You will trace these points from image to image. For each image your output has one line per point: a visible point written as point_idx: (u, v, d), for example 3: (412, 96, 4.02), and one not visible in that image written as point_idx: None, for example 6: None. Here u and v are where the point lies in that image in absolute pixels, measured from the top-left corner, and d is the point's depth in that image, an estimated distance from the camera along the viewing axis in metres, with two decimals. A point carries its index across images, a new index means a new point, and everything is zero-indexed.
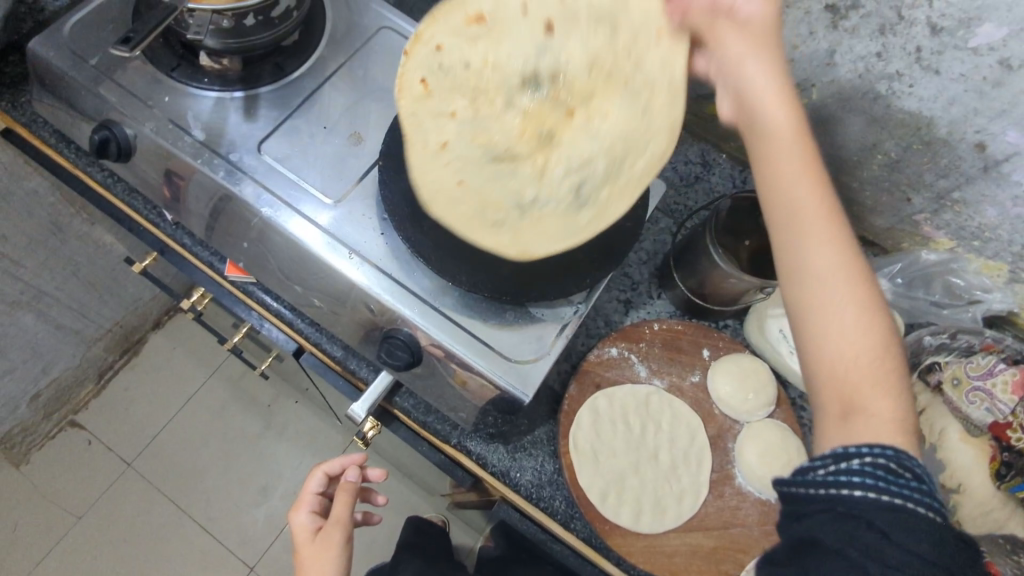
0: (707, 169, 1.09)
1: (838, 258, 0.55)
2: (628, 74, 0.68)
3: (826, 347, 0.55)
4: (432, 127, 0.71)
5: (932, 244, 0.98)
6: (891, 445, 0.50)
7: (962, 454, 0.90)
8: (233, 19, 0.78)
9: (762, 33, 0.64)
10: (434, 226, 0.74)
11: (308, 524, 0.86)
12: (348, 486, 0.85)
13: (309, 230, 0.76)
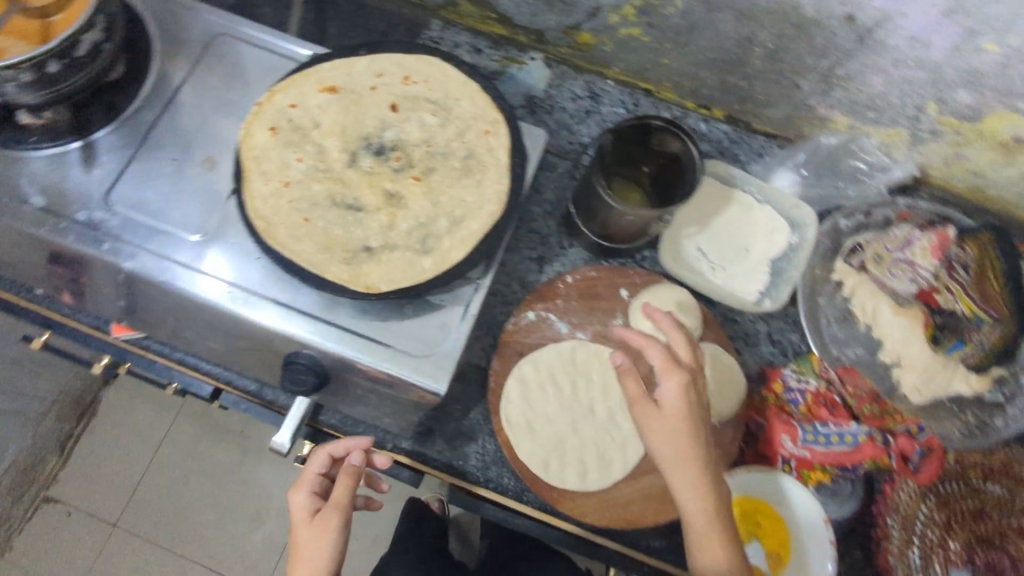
0: (596, 101, 1.05)
1: None
2: (465, 125, 0.79)
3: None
4: (274, 169, 0.74)
5: (830, 126, 0.95)
6: None
7: (897, 328, 0.89)
8: (34, 71, 0.69)
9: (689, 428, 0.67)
10: (306, 239, 0.71)
11: (308, 510, 0.69)
12: (351, 468, 0.69)
13: (214, 284, 0.72)
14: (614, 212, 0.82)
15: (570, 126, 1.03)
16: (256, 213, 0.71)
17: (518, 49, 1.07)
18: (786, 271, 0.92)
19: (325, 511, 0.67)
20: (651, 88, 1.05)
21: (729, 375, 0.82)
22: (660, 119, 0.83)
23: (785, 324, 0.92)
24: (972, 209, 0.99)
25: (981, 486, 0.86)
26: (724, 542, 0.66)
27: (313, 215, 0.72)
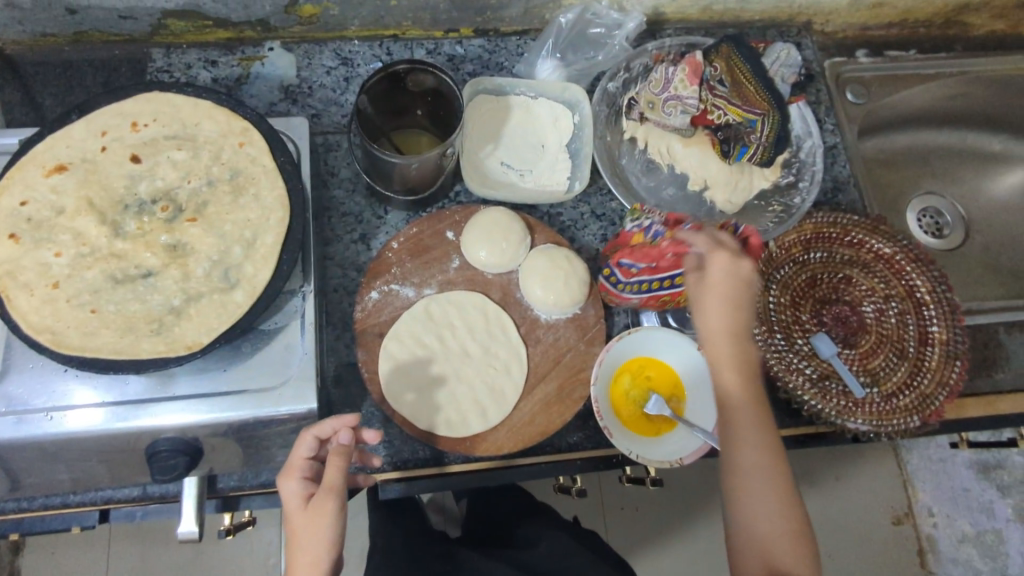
0: (350, 65, 1.03)
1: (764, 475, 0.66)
2: (221, 143, 0.76)
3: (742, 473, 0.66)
4: (35, 275, 0.68)
5: (564, 4, 0.99)
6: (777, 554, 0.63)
7: (692, 157, 0.98)
8: None
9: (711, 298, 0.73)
10: (102, 330, 0.66)
11: (300, 497, 0.64)
12: (340, 450, 0.64)
13: (90, 412, 0.67)
14: (401, 167, 0.83)
15: (336, 101, 1.01)
16: (35, 328, 0.65)
17: (252, 45, 1.01)
18: (581, 151, 0.97)
19: (320, 499, 0.62)
20: (397, 31, 1.04)
21: (570, 267, 0.85)
22: (403, 62, 0.81)
23: (603, 196, 0.98)
24: (714, 28, 1.08)
25: (807, 258, 0.92)
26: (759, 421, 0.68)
27: (100, 303, 0.67)
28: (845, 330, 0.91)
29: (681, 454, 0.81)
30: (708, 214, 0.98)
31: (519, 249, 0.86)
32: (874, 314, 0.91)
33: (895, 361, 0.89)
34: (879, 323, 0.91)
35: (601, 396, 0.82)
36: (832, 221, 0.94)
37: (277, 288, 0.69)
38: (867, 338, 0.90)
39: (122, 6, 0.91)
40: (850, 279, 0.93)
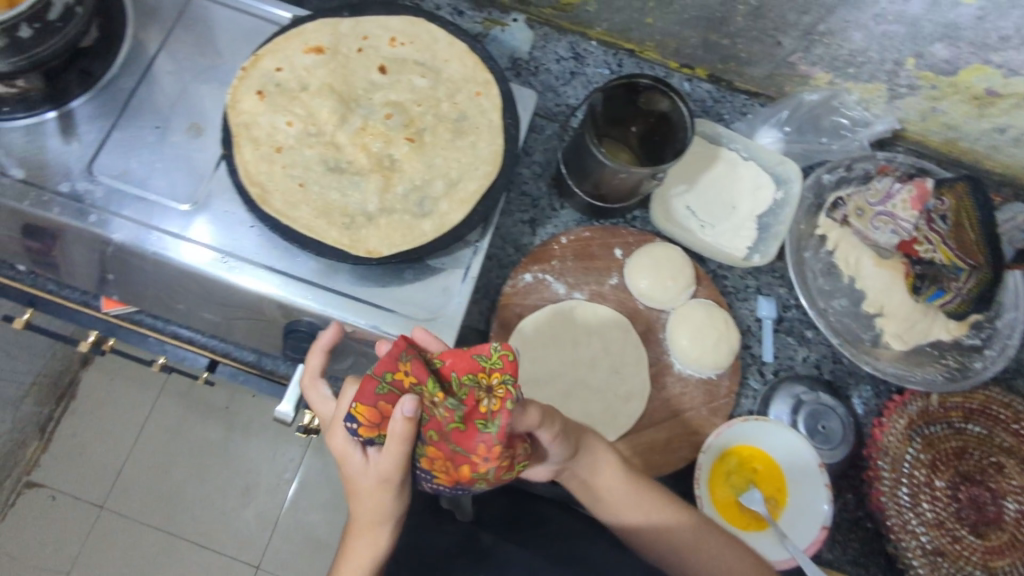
0: (581, 62, 1.03)
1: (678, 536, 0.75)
2: (457, 106, 0.78)
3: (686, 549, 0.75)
4: (265, 133, 0.73)
5: (812, 83, 0.97)
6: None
7: (878, 279, 0.93)
8: (5, 36, 0.66)
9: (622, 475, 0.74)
10: (303, 205, 0.70)
11: (358, 459, 0.64)
12: (401, 427, 0.56)
13: (198, 250, 0.72)
14: (607, 171, 0.83)
15: (556, 89, 1.01)
16: (250, 178, 0.70)
17: (500, 10, 1.03)
18: (774, 227, 0.93)
19: (383, 472, 0.62)
20: (635, 47, 1.03)
21: (726, 331, 0.83)
22: (648, 78, 0.82)
23: (773, 278, 0.94)
24: (947, 163, 1.03)
25: (963, 427, 0.86)
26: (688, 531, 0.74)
27: (308, 181, 0.72)
28: (977, 517, 0.84)
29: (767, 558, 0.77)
30: (871, 341, 0.92)
31: (682, 293, 0.85)
32: (1015, 515, 0.83)
33: (1021, 572, 0.81)
34: (1018, 526, 0.83)
35: (701, 465, 0.79)
36: (1005, 402, 0.87)
37: (461, 233, 0.71)
38: (999, 534, 0.83)
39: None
40: (1001, 467, 0.85)
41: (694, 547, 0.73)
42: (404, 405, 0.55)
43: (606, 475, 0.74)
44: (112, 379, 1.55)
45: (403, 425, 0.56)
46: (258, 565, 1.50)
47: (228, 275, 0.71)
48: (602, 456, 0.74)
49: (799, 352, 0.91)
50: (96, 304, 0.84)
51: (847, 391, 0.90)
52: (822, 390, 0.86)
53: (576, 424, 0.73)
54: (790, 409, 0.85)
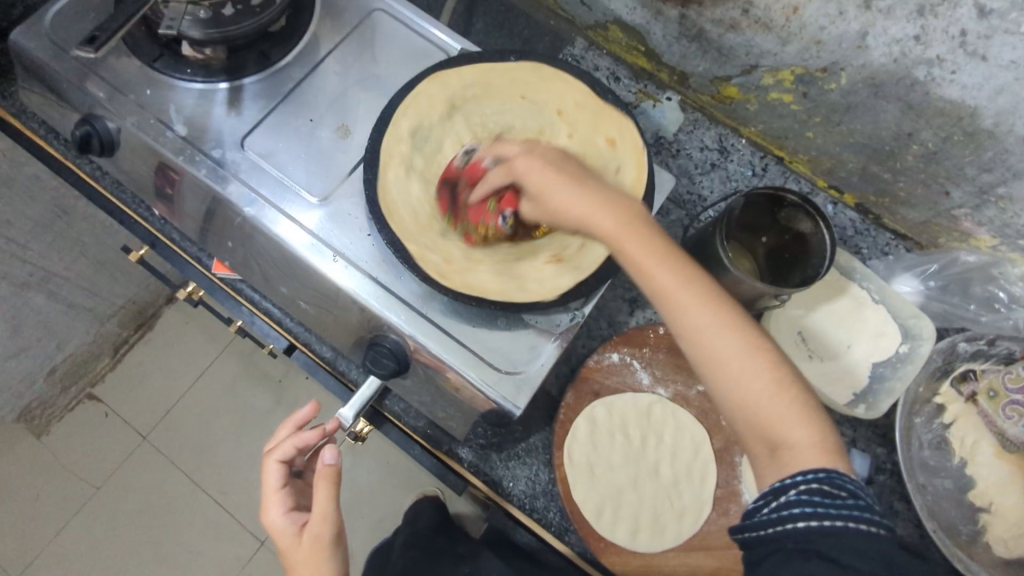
0: (725, 156, 0.99)
1: (712, 320, 0.57)
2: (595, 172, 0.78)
3: (717, 378, 0.56)
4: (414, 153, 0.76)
5: (970, 242, 0.90)
6: (822, 467, 0.51)
7: (995, 471, 0.83)
8: (210, 10, 0.72)
9: (756, 370, 0.56)
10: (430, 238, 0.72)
11: (293, 529, 0.71)
12: (326, 471, 0.70)
13: (295, 230, 0.74)
14: (729, 276, 0.78)
15: (690, 175, 0.97)
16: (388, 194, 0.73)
17: (656, 86, 1.01)
18: (888, 380, 0.85)
19: (315, 528, 0.69)
20: (785, 155, 0.99)
21: None
22: (796, 194, 0.78)
23: (874, 434, 0.86)
24: None
25: None
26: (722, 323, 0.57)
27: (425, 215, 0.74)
28: None
29: None
30: (967, 536, 0.81)
31: None
32: None
33: None
34: None
35: None
36: None
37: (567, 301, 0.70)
38: None
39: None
40: None
41: (726, 335, 0.57)
42: (326, 453, 0.71)
43: (673, 276, 0.59)
44: (186, 324, 1.64)
45: (328, 468, 0.70)
46: (263, 541, 1.51)
47: (334, 273, 0.73)
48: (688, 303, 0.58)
49: (882, 523, 0.82)
50: (207, 264, 0.91)
51: None
52: None
53: (733, 357, 0.56)
54: None
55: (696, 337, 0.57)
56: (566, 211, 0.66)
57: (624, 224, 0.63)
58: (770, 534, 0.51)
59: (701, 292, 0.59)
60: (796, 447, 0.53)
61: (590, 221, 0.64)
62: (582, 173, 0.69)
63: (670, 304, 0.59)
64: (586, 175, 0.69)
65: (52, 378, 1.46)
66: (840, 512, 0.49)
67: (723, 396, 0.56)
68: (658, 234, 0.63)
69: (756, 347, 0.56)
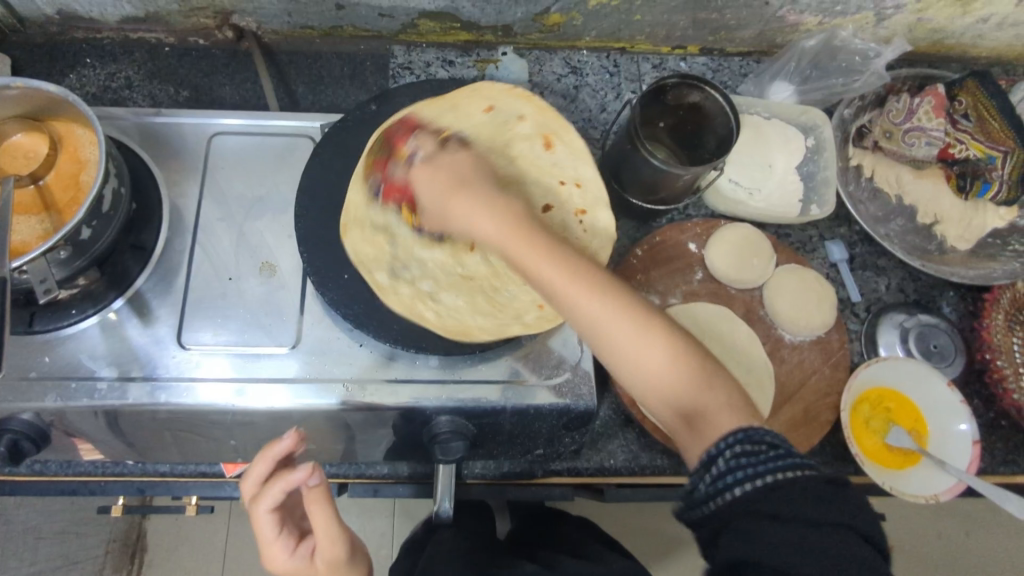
0: (580, 74, 1.02)
1: (609, 314, 0.58)
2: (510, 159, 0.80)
3: (630, 369, 0.58)
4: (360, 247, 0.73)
5: (803, 28, 1.00)
6: (739, 428, 0.54)
7: (924, 190, 0.97)
8: (69, 244, 0.64)
9: (647, 347, 0.58)
10: (430, 317, 0.72)
11: (307, 561, 0.63)
12: (316, 495, 0.61)
13: (212, 387, 0.70)
14: (669, 176, 0.81)
15: (565, 108, 1.00)
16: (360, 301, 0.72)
17: (486, 49, 1.01)
18: (819, 173, 0.95)
19: (330, 550, 0.62)
20: (626, 44, 1.04)
21: (821, 289, 0.87)
22: (674, 75, 0.83)
23: (831, 221, 0.97)
24: (938, 61, 1.08)
25: None
26: (630, 315, 0.58)
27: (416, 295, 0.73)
28: None
29: (935, 490, 0.78)
30: (938, 249, 0.95)
31: (769, 265, 0.88)
32: None
33: None
34: None
35: (845, 422, 0.81)
36: None
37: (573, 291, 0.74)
38: None
39: (386, 4, 0.91)
40: None
41: (624, 329, 0.58)
42: (305, 478, 0.60)
43: (565, 280, 0.58)
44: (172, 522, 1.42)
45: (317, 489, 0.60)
46: None
47: (363, 398, 0.71)
48: (598, 313, 0.58)
49: (880, 282, 0.95)
50: (219, 471, 0.85)
51: (936, 303, 0.95)
52: (920, 312, 0.91)
53: (630, 341, 0.58)
54: (900, 339, 0.88)
55: (604, 335, 0.58)
56: (469, 226, 0.63)
57: (509, 229, 0.61)
58: (716, 505, 0.51)
59: (589, 282, 0.59)
60: (719, 423, 0.55)
61: (477, 229, 0.62)
62: (483, 180, 0.66)
63: (565, 302, 0.59)
64: (479, 176, 0.66)
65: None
66: (769, 468, 0.50)
67: (635, 383, 0.59)
68: (550, 238, 0.61)
69: (655, 334, 0.58)
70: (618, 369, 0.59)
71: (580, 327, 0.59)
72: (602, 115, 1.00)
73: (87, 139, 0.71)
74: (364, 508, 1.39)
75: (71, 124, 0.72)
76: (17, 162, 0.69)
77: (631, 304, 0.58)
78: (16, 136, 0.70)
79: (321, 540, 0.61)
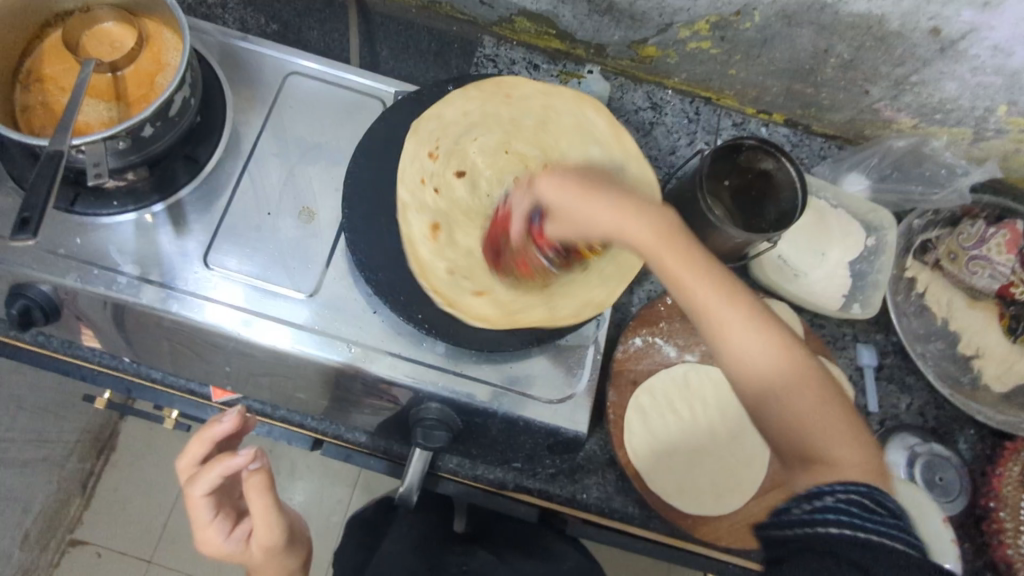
0: (659, 112, 1.01)
1: (761, 339, 0.53)
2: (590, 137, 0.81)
3: (767, 392, 0.52)
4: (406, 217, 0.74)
5: (896, 127, 0.98)
6: (863, 482, 0.47)
7: (974, 321, 0.94)
8: (129, 138, 0.65)
9: (780, 383, 0.52)
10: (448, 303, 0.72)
11: (243, 544, 0.63)
12: (255, 481, 0.60)
13: (226, 312, 0.71)
14: (719, 234, 0.80)
15: (635, 140, 0.99)
16: (387, 267, 0.72)
17: (575, 63, 1.01)
18: (870, 274, 0.93)
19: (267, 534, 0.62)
20: (712, 95, 1.03)
21: (840, 387, 0.84)
22: (753, 138, 0.83)
23: (869, 325, 0.95)
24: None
25: None
26: (772, 350, 0.53)
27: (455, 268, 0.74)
28: None
29: None
30: (971, 383, 0.92)
31: None
32: None
33: None
34: None
35: None
36: None
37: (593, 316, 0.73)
38: None
39: None
40: None
41: (772, 360, 0.52)
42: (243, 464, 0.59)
43: (725, 301, 0.54)
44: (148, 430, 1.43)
45: (257, 475, 0.60)
46: None
47: (360, 363, 0.71)
48: (742, 327, 0.53)
49: (902, 399, 0.92)
50: (205, 393, 0.86)
51: (953, 437, 0.91)
52: (934, 441, 0.88)
53: (761, 370, 0.52)
54: (906, 461, 0.86)
55: (770, 382, 0.52)
56: (599, 226, 0.58)
57: (657, 234, 0.56)
58: (798, 533, 0.46)
59: (747, 305, 0.54)
60: (839, 464, 0.49)
61: (615, 235, 0.57)
62: (607, 189, 0.61)
63: (705, 311, 0.54)
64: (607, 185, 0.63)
65: (27, 544, 1.25)
66: (880, 531, 0.44)
67: (769, 410, 0.52)
68: (688, 236, 0.56)
69: (787, 345, 0.53)
70: (743, 390, 0.54)
71: (712, 327, 0.54)
72: (669, 158, 0.99)
73: (172, 44, 0.73)
74: (331, 473, 1.40)
75: (161, 26, 0.73)
76: (102, 47, 0.71)
77: (788, 332, 0.54)
78: (109, 23, 0.72)
79: (258, 525, 0.61)
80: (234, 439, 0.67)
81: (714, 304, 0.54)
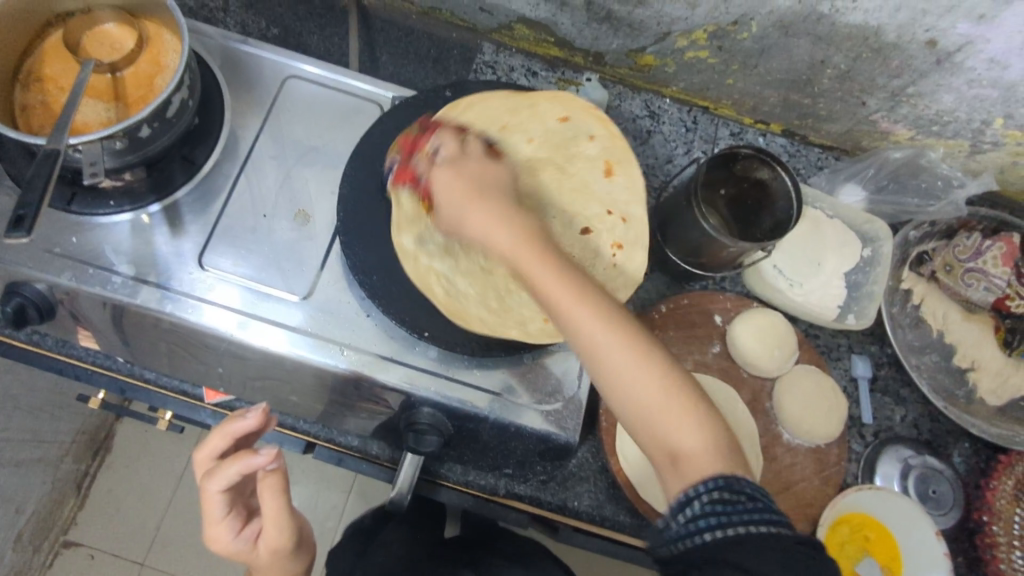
0: (657, 120, 1.01)
1: (625, 353, 0.53)
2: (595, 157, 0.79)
3: (627, 398, 0.53)
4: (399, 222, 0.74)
5: (892, 138, 0.98)
6: (719, 473, 0.50)
7: (969, 333, 0.94)
8: (127, 138, 0.65)
9: (655, 379, 0.53)
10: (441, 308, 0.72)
11: (250, 544, 0.63)
12: (270, 480, 0.60)
13: (220, 314, 0.71)
14: (714, 242, 0.80)
15: (633, 148, 0.99)
16: (381, 271, 0.72)
17: (573, 70, 1.01)
18: (866, 285, 0.92)
19: (275, 536, 0.61)
20: (710, 104, 1.03)
21: (834, 398, 0.84)
22: (748, 147, 0.83)
23: (865, 337, 0.95)
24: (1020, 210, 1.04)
25: None
26: (641, 359, 0.53)
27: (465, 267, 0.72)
28: None
29: None
30: (966, 396, 0.91)
31: (790, 360, 0.86)
32: None
33: None
34: None
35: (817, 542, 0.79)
36: None
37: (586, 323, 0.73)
38: None
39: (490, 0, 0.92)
40: None
41: (632, 369, 0.53)
42: (261, 464, 0.59)
43: (603, 323, 0.53)
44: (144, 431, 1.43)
45: (272, 475, 0.60)
46: None
47: (352, 366, 0.71)
48: (613, 352, 0.53)
49: (897, 411, 0.92)
50: (199, 394, 0.86)
51: (948, 450, 0.91)
52: (928, 453, 0.88)
53: (637, 390, 0.52)
54: (900, 473, 0.86)
55: (644, 401, 0.53)
56: (473, 233, 0.58)
57: (521, 244, 0.57)
58: (689, 546, 0.49)
59: (611, 321, 0.54)
60: (697, 459, 0.51)
61: (532, 272, 0.55)
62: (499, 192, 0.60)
63: (593, 347, 0.53)
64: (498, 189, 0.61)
65: (19, 544, 1.24)
66: (741, 521, 0.48)
67: (632, 420, 0.54)
68: (567, 264, 0.56)
69: (652, 361, 0.53)
70: (610, 399, 0.54)
71: (582, 347, 0.54)
72: (666, 166, 0.99)
73: (171, 46, 0.73)
74: (325, 477, 1.39)
75: (161, 28, 0.74)
76: (102, 48, 0.72)
77: (649, 344, 0.54)
78: (109, 24, 0.73)
79: (268, 527, 0.61)
80: (252, 437, 0.66)
81: (605, 322, 0.54)
